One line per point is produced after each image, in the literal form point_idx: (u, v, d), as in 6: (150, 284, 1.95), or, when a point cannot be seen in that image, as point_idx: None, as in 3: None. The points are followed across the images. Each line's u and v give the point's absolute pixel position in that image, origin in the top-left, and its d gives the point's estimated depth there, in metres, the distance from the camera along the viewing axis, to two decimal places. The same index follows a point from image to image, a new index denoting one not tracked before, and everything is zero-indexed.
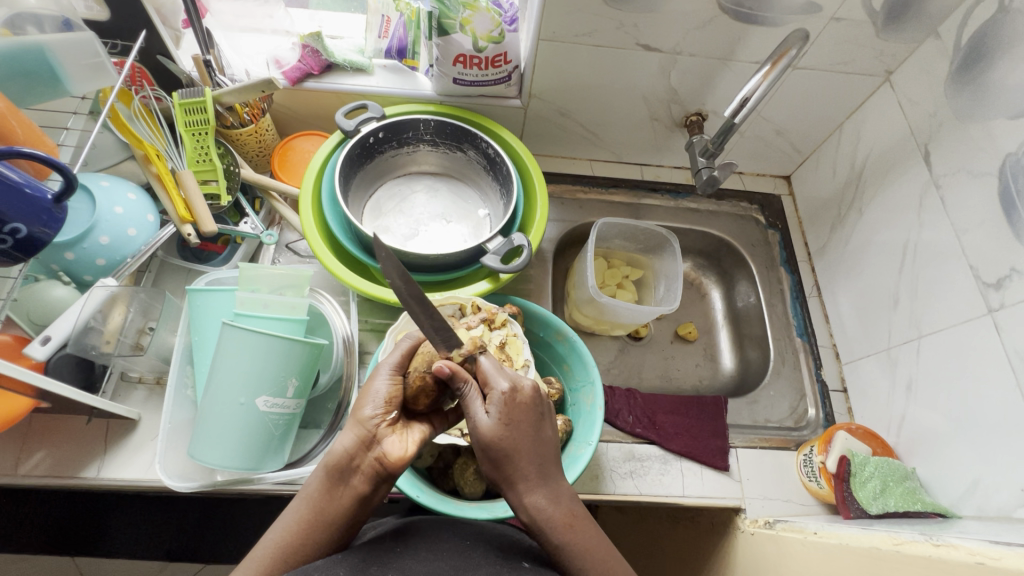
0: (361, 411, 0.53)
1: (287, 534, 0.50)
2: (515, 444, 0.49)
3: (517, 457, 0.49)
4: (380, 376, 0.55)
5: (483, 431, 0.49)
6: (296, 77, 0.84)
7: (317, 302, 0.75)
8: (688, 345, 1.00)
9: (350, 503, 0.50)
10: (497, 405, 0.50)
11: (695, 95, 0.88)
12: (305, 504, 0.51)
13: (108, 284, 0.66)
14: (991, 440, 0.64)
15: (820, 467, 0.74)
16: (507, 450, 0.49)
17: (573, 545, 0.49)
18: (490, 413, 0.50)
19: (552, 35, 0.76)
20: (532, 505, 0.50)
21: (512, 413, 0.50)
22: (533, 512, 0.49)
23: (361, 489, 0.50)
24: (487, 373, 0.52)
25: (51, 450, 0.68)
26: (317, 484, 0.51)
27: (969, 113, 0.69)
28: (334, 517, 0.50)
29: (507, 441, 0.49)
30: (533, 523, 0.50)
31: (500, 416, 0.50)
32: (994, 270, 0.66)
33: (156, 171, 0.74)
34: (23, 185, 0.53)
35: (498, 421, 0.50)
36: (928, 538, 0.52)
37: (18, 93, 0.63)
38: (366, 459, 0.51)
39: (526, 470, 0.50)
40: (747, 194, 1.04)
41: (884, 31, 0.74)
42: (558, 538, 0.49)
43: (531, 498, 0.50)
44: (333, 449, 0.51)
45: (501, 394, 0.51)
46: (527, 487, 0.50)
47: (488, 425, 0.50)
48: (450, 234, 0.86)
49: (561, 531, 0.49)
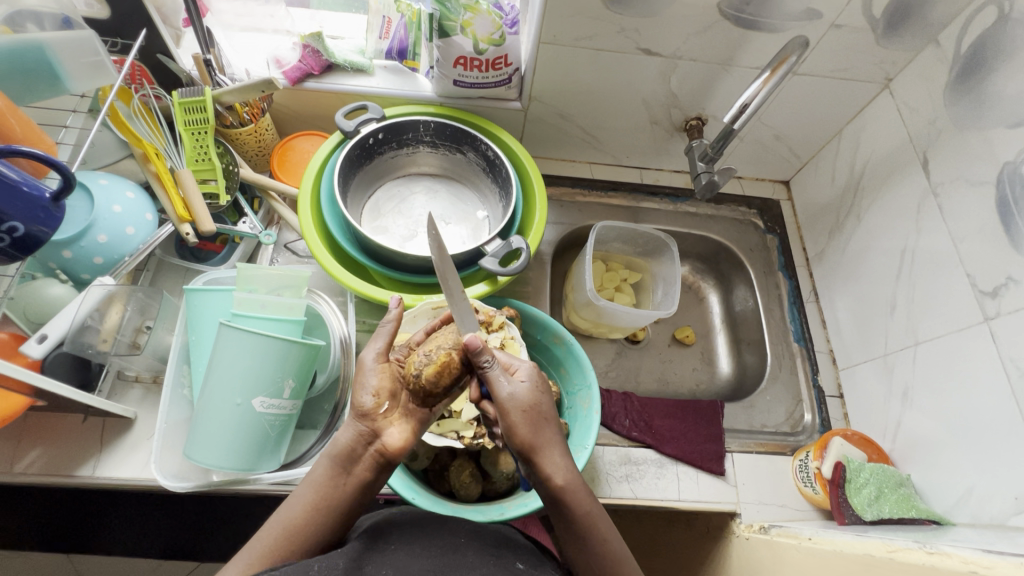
0: (357, 404, 0.53)
1: (295, 516, 0.49)
2: (548, 410, 0.52)
3: (551, 422, 0.52)
4: (368, 369, 0.55)
5: (522, 394, 0.52)
6: (297, 77, 0.84)
7: (315, 303, 0.75)
8: (685, 348, 1.00)
9: (354, 489, 0.52)
10: (529, 377, 0.54)
11: (694, 99, 0.88)
12: (312, 490, 0.51)
13: (105, 283, 0.65)
14: (986, 447, 0.64)
15: (817, 473, 0.74)
16: (544, 412, 0.52)
17: (598, 513, 0.51)
18: (524, 380, 0.53)
19: (553, 38, 0.76)
20: (564, 468, 0.51)
21: (542, 383, 0.54)
22: (567, 474, 0.50)
23: (365, 477, 0.52)
24: (508, 357, 0.56)
25: (47, 448, 0.68)
26: (322, 471, 0.52)
27: (968, 121, 0.69)
28: (339, 504, 0.51)
29: (543, 404, 0.52)
30: (568, 486, 0.50)
31: (535, 382, 0.53)
32: (990, 278, 0.66)
33: (155, 169, 0.74)
34: (21, 183, 0.53)
35: (533, 387, 0.53)
36: (921, 546, 0.52)
37: (17, 91, 0.63)
38: (367, 450, 0.52)
39: (557, 435, 0.52)
40: (746, 198, 1.04)
41: (883, 38, 0.74)
42: (588, 502, 0.50)
43: (564, 460, 0.51)
44: (337, 440, 0.53)
45: (529, 368, 0.55)
46: (560, 449, 0.51)
47: (526, 389, 0.52)
48: (448, 236, 0.86)
49: (588, 496, 0.51)
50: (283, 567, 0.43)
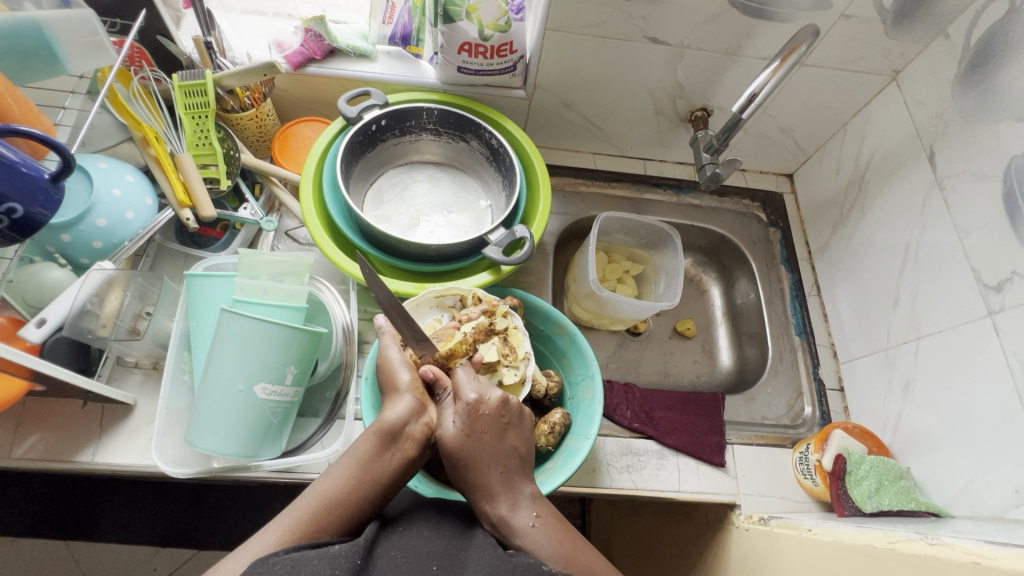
0: (399, 383, 0.57)
1: (334, 488, 0.49)
2: (474, 453, 0.53)
3: (476, 465, 0.53)
4: (394, 357, 0.60)
5: (447, 438, 0.54)
6: (299, 61, 0.82)
7: (317, 291, 0.74)
8: (686, 341, 1.00)
9: (398, 465, 0.52)
10: (460, 416, 0.55)
11: (700, 89, 0.87)
12: (354, 462, 0.51)
13: (104, 268, 0.65)
14: (984, 441, 0.65)
15: (817, 465, 0.75)
16: (464, 459, 0.53)
17: (538, 547, 0.49)
18: (455, 422, 0.54)
19: (560, 25, 0.75)
20: (492, 512, 0.51)
21: (472, 424, 0.54)
22: (493, 519, 0.51)
23: (410, 452, 0.53)
24: (458, 384, 0.57)
25: (46, 433, 0.68)
26: (366, 445, 0.52)
27: (975, 115, 0.69)
28: (383, 477, 0.51)
29: (467, 450, 0.53)
30: (495, 529, 0.51)
31: (462, 427, 0.54)
32: (995, 273, 0.66)
33: (155, 154, 0.73)
34: (19, 164, 0.52)
35: (461, 431, 0.54)
36: (923, 537, 0.53)
37: (15, 71, 0.62)
38: (416, 427, 0.54)
39: (484, 478, 0.52)
40: (750, 191, 1.04)
41: (893, 29, 0.74)
42: (518, 541, 0.49)
43: (490, 505, 0.51)
44: (386, 415, 0.54)
45: (463, 407, 0.55)
46: (485, 492, 0.52)
47: (452, 432, 0.54)
48: (451, 226, 0.85)
49: (521, 535, 0.49)
50: (309, 548, 0.43)
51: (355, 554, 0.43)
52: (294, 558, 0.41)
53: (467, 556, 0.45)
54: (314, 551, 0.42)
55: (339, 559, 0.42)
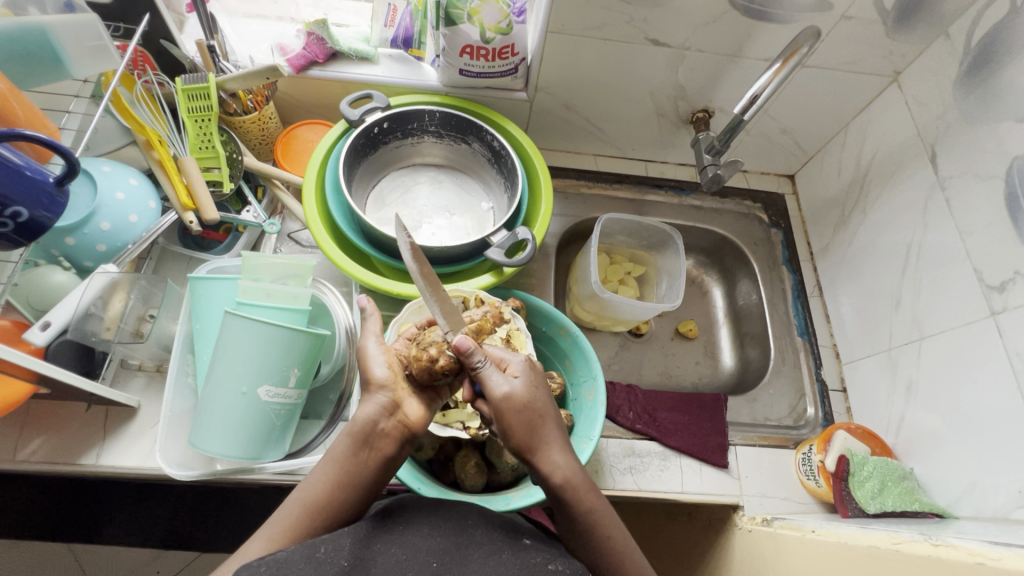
0: (372, 379, 0.55)
1: (314, 494, 0.49)
2: (546, 405, 0.52)
3: (549, 417, 0.52)
4: (375, 349, 0.57)
5: (518, 393, 0.51)
6: (300, 64, 0.83)
7: (319, 293, 0.75)
8: (688, 342, 1.00)
9: (375, 466, 0.51)
10: (523, 371, 0.53)
11: (702, 91, 0.87)
12: (332, 466, 0.50)
13: (109, 270, 0.65)
14: (988, 442, 0.64)
15: (820, 467, 0.74)
16: (541, 409, 0.52)
17: (601, 505, 0.52)
18: (519, 377, 0.53)
19: (561, 28, 0.76)
20: (563, 466, 0.51)
21: (538, 379, 0.54)
22: (565, 473, 0.51)
23: (387, 450, 0.52)
24: (498, 354, 0.55)
25: (50, 436, 0.68)
26: (342, 447, 0.51)
27: (977, 116, 0.69)
28: (360, 478, 0.50)
29: (539, 401, 0.52)
30: (567, 484, 0.51)
31: (531, 380, 0.53)
32: (998, 273, 0.66)
33: (158, 157, 0.73)
34: (24, 168, 0.52)
35: (529, 385, 0.53)
36: (927, 538, 0.53)
37: (20, 75, 0.62)
38: (390, 424, 0.52)
39: (556, 432, 0.52)
40: (751, 192, 1.04)
41: (894, 30, 0.74)
42: (587, 498, 0.51)
43: (561, 458, 0.51)
44: (356, 414, 0.52)
45: (522, 362, 0.54)
46: (556, 446, 0.52)
47: (522, 385, 0.52)
48: (453, 228, 0.86)
49: (590, 491, 0.52)
50: (295, 548, 0.43)
51: (348, 553, 0.43)
52: (279, 562, 0.41)
53: (469, 557, 0.45)
54: (302, 551, 0.42)
55: (327, 563, 0.42)
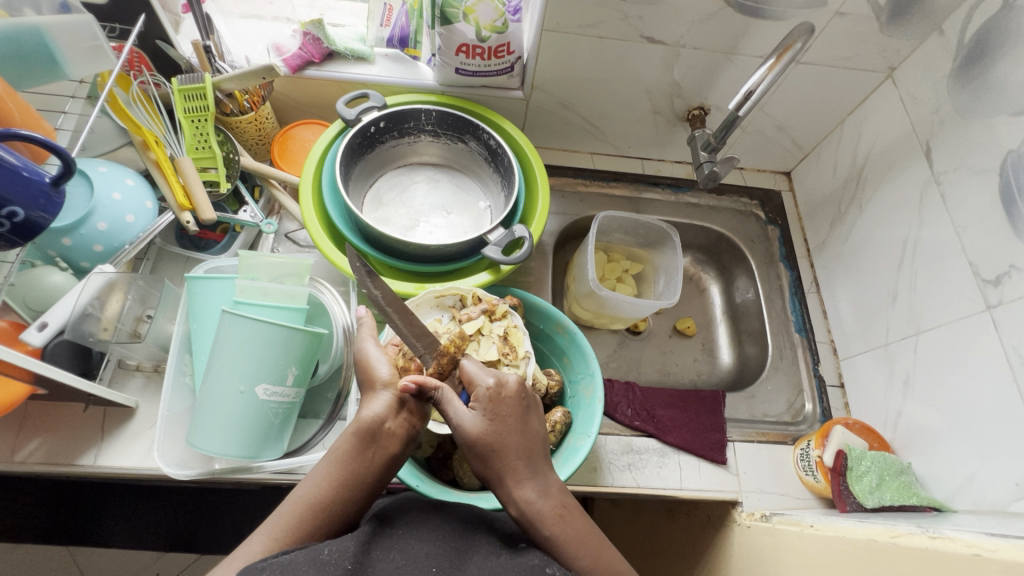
0: (377, 377, 0.56)
1: (317, 493, 0.49)
2: (500, 438, 0.51)
3: (505, 449, 0.51)
4: (374, 351, 0.59)
5: (468, 428, 0.51)
6: (298, 64, 0.83)
7: (318, 292, 0.75)
8: (686, 339, 1.00)
9: (378, 464, 0.51)
10: (480, 402, 0.53)
11: (698, 89, 0.88)
12: (334, 465, 0.50)
13: (106, 270, 0.65)
14: (985, 435, 0.65)
15: (818, 461, 0.75)
16: (492, 443, 0.51)
17: (567, 538, 0.48)
18: (475, 410, 0.53)
19: (556, 26, 0.76)
20: (523, 499, 0.50)
21: (495, 410, 0.52)
22: (523, 505, 0.49)
23: (393, 449, 0.53)
24: (471, 373, 0.55)
25: (48, 436, 0.68)
26: (346, 446, 0.51)
27: (971, 110, 0.70)
28: (362, 477, 0.50)
29: (492, 434, 0.51)
30: (523, 517, 0.50)
31: (484, 413, 0.52)
32: (993, 267, 0.66)
33: (155, 157, 0.73)
34: (20, 168, 0.52)
35: (483, 419, 0.52)
36: (924, 530, 0.53)
37: (15, 76, 0.62)
38: (396, 423, 0.53)
39: (513, 463, 0.51)
40: (747, 189, 1.04)
41: (888, 25, 0.74)
42: (548, 530, 0.48)
43: (520, 491, 0.50)
44: (363, 412, 0.53)
45: (482, 393, 0.53)
46: (515, 479, 0.50)
47: (473, 420, 0.52)
48: (450, 227, 0.86)
49: (553, 524, 0.49)
50: (299, 551, 0.43)
51: (350, 556, 0.43)
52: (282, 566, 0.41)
53: (467, 563, 0.45)
54: (304, 556, 0.42)
55: (330, 566, 0.41)
